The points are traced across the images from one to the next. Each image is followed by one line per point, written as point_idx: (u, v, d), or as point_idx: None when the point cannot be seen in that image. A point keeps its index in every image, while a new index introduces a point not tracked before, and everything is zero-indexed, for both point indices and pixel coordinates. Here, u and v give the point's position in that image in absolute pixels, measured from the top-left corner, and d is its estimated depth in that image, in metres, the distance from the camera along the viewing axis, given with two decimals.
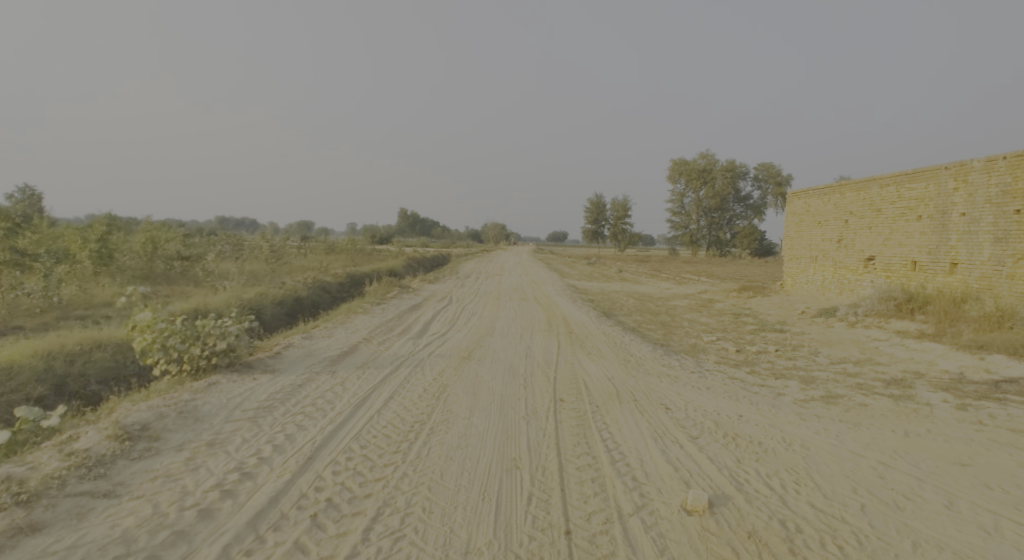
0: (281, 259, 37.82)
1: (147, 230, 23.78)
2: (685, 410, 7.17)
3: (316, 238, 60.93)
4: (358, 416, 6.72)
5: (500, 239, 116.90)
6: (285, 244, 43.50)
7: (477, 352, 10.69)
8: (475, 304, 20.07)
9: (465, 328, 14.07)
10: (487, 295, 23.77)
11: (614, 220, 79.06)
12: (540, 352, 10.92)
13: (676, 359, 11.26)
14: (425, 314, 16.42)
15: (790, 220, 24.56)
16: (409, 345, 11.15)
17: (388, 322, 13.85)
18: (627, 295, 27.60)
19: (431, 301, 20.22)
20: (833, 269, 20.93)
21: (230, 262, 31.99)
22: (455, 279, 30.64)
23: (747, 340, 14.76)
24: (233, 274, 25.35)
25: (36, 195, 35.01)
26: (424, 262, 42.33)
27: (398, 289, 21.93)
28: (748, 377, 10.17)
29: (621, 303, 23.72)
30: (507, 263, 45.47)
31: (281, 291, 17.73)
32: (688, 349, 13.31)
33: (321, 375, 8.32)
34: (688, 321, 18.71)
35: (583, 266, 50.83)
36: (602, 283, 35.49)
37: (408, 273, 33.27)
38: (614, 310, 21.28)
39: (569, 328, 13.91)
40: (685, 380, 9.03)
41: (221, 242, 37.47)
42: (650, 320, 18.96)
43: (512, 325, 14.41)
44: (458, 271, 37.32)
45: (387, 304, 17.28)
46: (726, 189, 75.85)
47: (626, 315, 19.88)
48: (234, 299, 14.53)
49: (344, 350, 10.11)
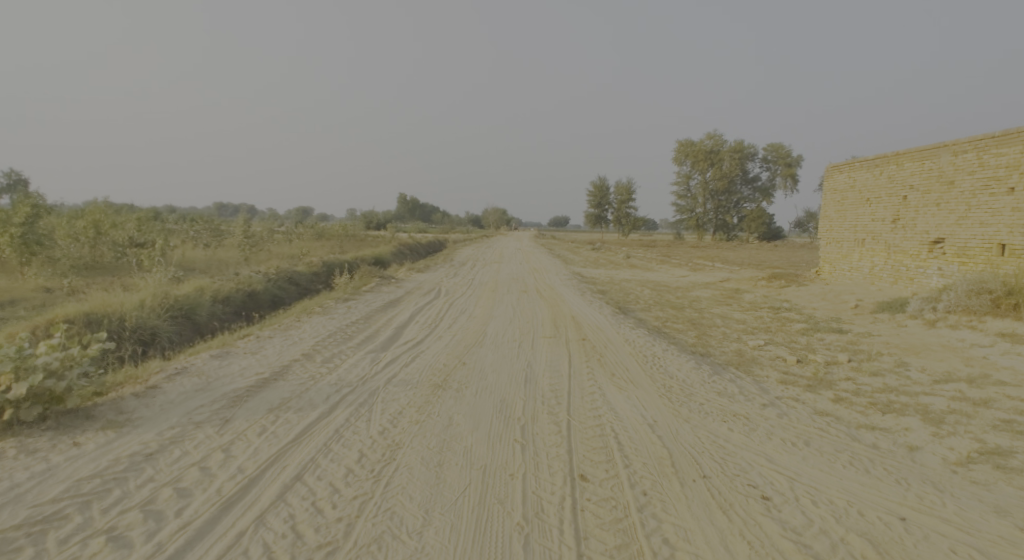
0: (261, 246, 34.82)
1: (91, 214, 21.08)
2: (799, 504, 4.16)
3: (306, 223, 57.90)
4: (213, 533, 3.72)
5: (500, 225, 113.86)
6: (267, 233, 40.49)
7: (455, 375, 7.64)
8: (466, 298, 17.07)
9: (449, 333, 11.01)
10: (481, 286, 20.71)
11: (618, 203, 75.80)
12: (544, 375, 7.86)
13: (730, 380, 8.21)
14: (403, 314, 13.36)
15: (831, 197, 21.60)
16: (363, 367, 8.09)
17: (345, 329, 10.75)
18: (639, 285, 24.53)
19: (414, 295, 17.22)
20: (886, 253, 17.96)
21: (200, 250, 29.04)
22: (449, 267, 27.61)
23: (806, 345, 11.70)
24: (191, 264, 22.40)
25: (19, 177, 32.85)
26: (418, 249, 39.33)
27: (377, 281, 18.85)
28: (840, 408, 7.16)
29: (635, 296, 20.59)
30: (506, 250, 42.29)
31: (230, 285, 14.69)
32: (735, 361, 10.30)
33: (201, 426, 5.32)
34: (720, 320, 15.66)
35: (588, 252, 47.67)
36: (609, 270, 32.39)
37: (397, 262, 30.18)
38: (630, 304, 18.26)
39: (581, 333, 10.79)
40: (761, 423, 6.02)
41: (196, 230, 34.49)
42: (675, 318, 15.84)
43: (507, 329, 11.35)
44: (452, 258, 34.30)
45: (357, 301, 14.19)
46: (733, 170, 72.48)
47: (645, 311, 16.86)
48: (155, 296, 11.51)
49: (264, 378, 7.07)
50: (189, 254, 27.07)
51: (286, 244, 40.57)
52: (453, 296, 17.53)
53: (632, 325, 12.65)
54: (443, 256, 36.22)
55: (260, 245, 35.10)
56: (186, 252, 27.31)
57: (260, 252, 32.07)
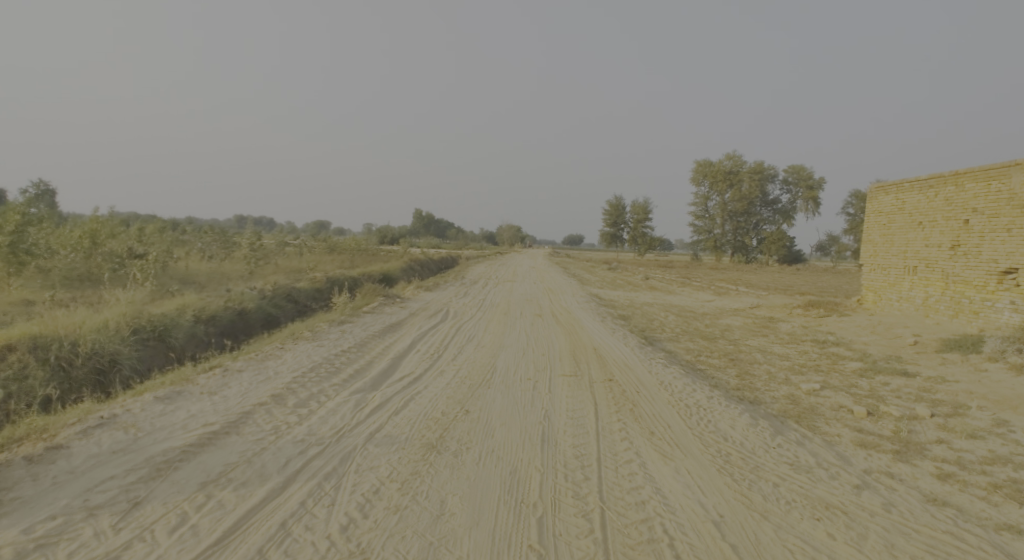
0: (267, 258, 33.61)
1: (89, 223, 19.76)
2: None
3: (317, 235, 56.93)
4: None
5: (514, 242, 112.80)
6: (275, 246, 39.34)
7: (456, 431, 6.14)
8: (476, 322, 15.58)
9: (454, 367, 9.51)
10: (493, 308, 19.19)
11: (634, 223, 74.26)
12: (567, 433, 6.31)
13: (798, 444, 6.60)
14: (404, 341, 11.83)
15: (876, 220, 19.99)
16: (344, 414, 6.59)
17: (333, 360, 9.25)
18: (663, 310, 22.86)
19: (419, 317, 15.76)
20: (943, 282, 16.44)
21: (203, 263, 27.83)
22: (459, 286, 26.17)
23: (871, 392, 10.03)
24: (190, 279, 21.06)
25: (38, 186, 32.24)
26: (428, 265, 37.98)
27: (381, 300, 17.41)
28: (952, 492, 5.57)
29: (661, 323, 18.93)
30: (521, 269, 40.84)
31: (217, 303, 13.28)
32: (792, 410, 8.68)
33: (96, 515, 3.85)
34: (762, 354, 13.96)
35: (604, 273, 46.08)
36: (628, 292, 30.74)
37: (407, 279, 28.80)
38: (656, 332, 16.63)
39: (607, 373, 9.21)
40: (867, 525, 4.43)
41: (203, 241, 33.36)
42: (709, 351, 14.18)
43: (521, 364, 9.81)
44: (464, 276, 32.86)
45: (354, 324, 12.69)
46: (753, 192, 70.73)
47: (674, 342, 15.23)
48: (126, 313, 10.14)
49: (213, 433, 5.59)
50: (191, 266, 25.83)
51: (294, 258, 39.43)
52: (462, 319, 16.03)
53: (665, 361, 11.03)
54: (455, 273, 34.78)
55: (267, 259, 33.92)
56: (187, 264, 26.13)
57: (265, 265, 30.89)
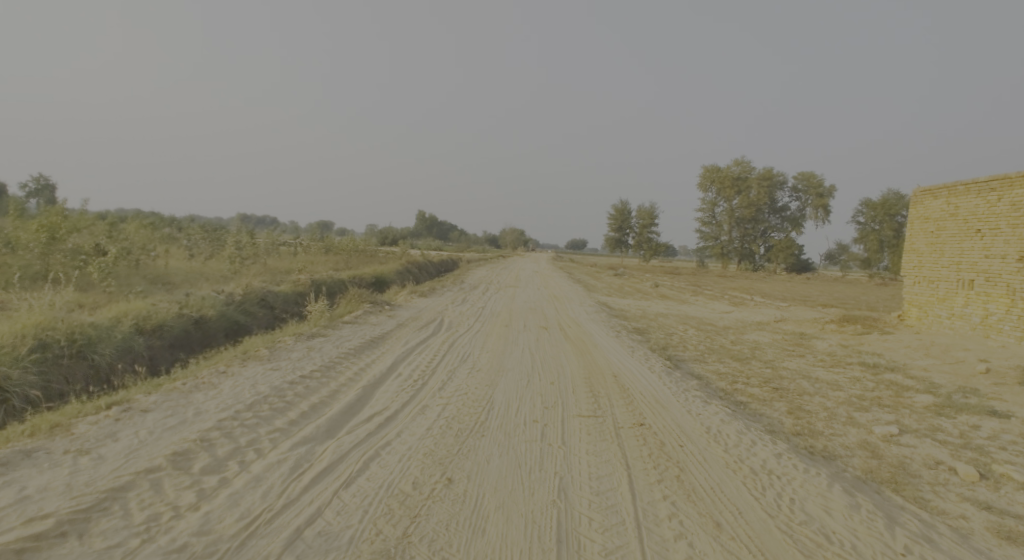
0: (255, 258, 31.42)
1: (46, 217, 16.07)
2: None
3: (313, 235, 54.77)
4: None
5: (516, 246, 110.91)
6: (266, 245, 37.25)
7: (429, 524, 4.15)
8: (473, 336, 13.53)
9: (440, 401, 7.48)
10: (494, 318, 17.11)
11: (640, 228, 72.22)
12: (594, 529, 4.30)
13: (930, 543, 4.54)
14: (385, 361, 9.76)
15: (921, 227, 18.09)
16: (271, 485, 4.56)
17: (283, 388, 7.21)
18: (680, 322, 20.75)
19: (408, 328, 13.69)
20: (1011, 297, 14.69)
21: (183, 263, 25.55)
22: (457, 292, 24.05)
23: (967, 442, 7.94)
24: (164, 285, 18.06)
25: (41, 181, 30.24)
26: (427, 268, 35.84)
27: (367, 308, 15.38)
28: None
29: (683, 339, 16.83)
30: (523, 273, 38.81)
31: (168, 310, 11.16)
32: (882, 471, 6.63)
33: None
34: (807, 380, 11.89)
35: (609, 279, 43.99)
36: (638, 301, 28.62)
37: (401, 283, 26.70)
38: (679, 350, 14.53)
39: (635, 414, 7.17)
40: None
41: (191, 236, 30.96)
42: (745, 376, 12.11)
43: (524, 397, 7.78)
44: (463, 280, 30.80)
45: (327, 338, 10.65)
46: (762, 199, 68.66)
47: (702, 363, 13.14)
48: (36, 322, 8.04)
49: (40, 544, 3.54)
50: (169, 266, 23.50)
51: (284, 257, 37.38)
52: (457, 332, 13.97)
53: (704, 395, 8.93)
54: (453, 277, 32.70)
55: (254, 257, 31.85)
56: (163, 263, 24.05)
57: (251, 265, 28.85)
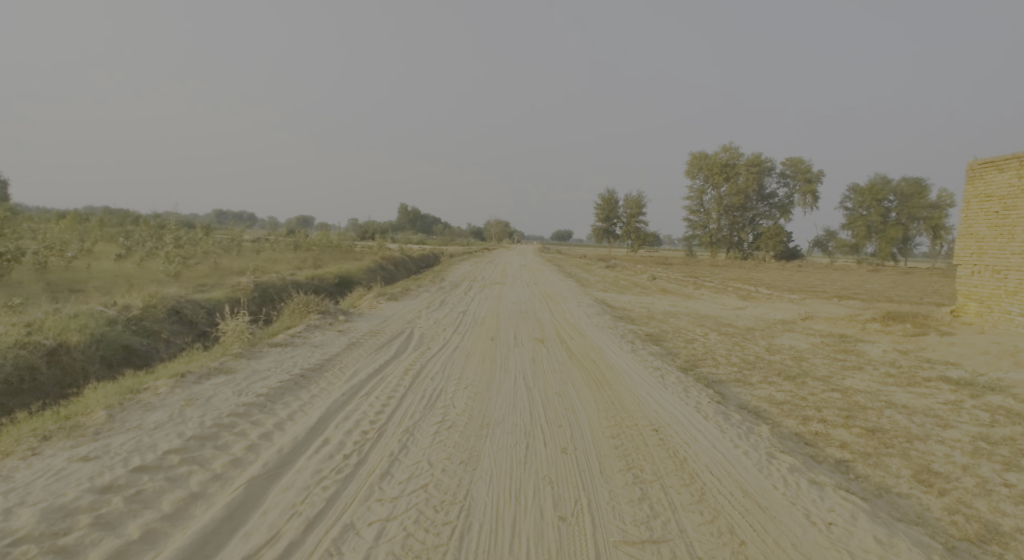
0: (204, 256, 27.73)
1: None
2: None
3: (279, 231, 51.01)
4: None
5: (499, 238, 107.67)
6: (221, 242, 33.48)
7: None
8: (448, 357, 10.33)
9: (380, 512, 4.36)
10: (476, 327, 13.91)
11: (626, 217, 69.32)
12: None
13: None
14: (309, 414, 6.45)
15: (981, 206, 15.49)
16: None
17: (56, 519, 3.88)
18: (696, 325, 17.62)
19: (362, 350, 10.42)
20: None
21: (113, 264, 21.82)
22: (434, 293, 20.75)
23: None
24: (68, 292, 14.34)
25: None
26: (402, 264, 32.40)
27: (312, 322, 12.02)
28: None
29: (708, 350, 13.67)
30: (508, 267, 35.49)
31: (13, 336, 7.91)
32: None
33: None
34: (897, 413, 8.78)
35: (600, 272, 40.83)
36: (638, 297, 25.58)
37: (370, 283, 23.30)
38: (713, 368, 11.36)
39: (721, 538, 4.13)
40: None
41: (131, 231, 27.10)
42: (814, 407, 8.98)
43: (529, 495, 4.69)
44: (443, 278, 27.39)
45: (232, 375, 7.25)
46: (751, 185, 66.09)
47: (748, 388, 9.99)
48: None
49: None
50: (92, 269, 19.75)
51: (243, 255, 33.56)
52: (429, 352, 10.74)
53: (807, 467, 5.69)
54: (431, 274, 29.26)
55: (205, 256, 28.05)
56: (82, 265, 20.27)
57: (198, 267, 25.19)
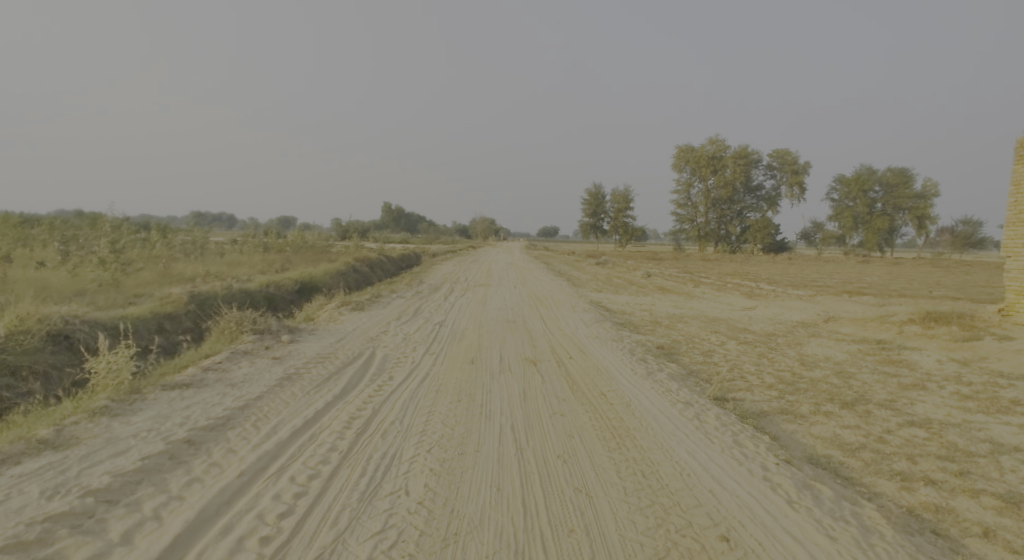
0: (153, 259, 25.01)
1: None
2: None
3: (247, 232, 47.98)
4: None
5: (483, 235, 105.05)
6: (178, 243, 30.68)
7: None
8: (411, 393, 7.92)
9: None
10: (454, 344, 11.49)
11: (613, 212, 67.10)
12: None
13: None
14: (165, 528, 4.19)
15: None
16: None
17: None
18: (708, 332, 15.35)
19: (298, 387, 7.99)
20: None
21: (37, 273, 19.13)
22: (407, 299, 18.28)
23: None
24: None
25: None
26: (376, 265, 29.83)
27: (242, 349, 9.60)
28: None
29: (734, 367, 11.24)
30: (492, 266, 32.99)
31: None
32: None
33: None
34: (1021, 465, 6.34)
35: (589, 269, 38.45)
36: (634, 297, 23.32)
37: (336, 287, 20.75)
38: (748, 397, 8.91)
39: None
40: None
41: (70, 231, 24.31)
42: (905, 456, 6.42)
43: None
44: (421, 280, 24.93)
45: (66, 456, 4.92)
46: (739, 177, 64.13)
47: (804, 425, 7.67)
48: None
49: None
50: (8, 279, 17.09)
51: (204, 258, 30.83)
52: (388, 387, 8.36)
53: None
54: (408, 276, 26.73)
55: (157, 260, 25.32)
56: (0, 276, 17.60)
57: (146, 274, 22.50)
